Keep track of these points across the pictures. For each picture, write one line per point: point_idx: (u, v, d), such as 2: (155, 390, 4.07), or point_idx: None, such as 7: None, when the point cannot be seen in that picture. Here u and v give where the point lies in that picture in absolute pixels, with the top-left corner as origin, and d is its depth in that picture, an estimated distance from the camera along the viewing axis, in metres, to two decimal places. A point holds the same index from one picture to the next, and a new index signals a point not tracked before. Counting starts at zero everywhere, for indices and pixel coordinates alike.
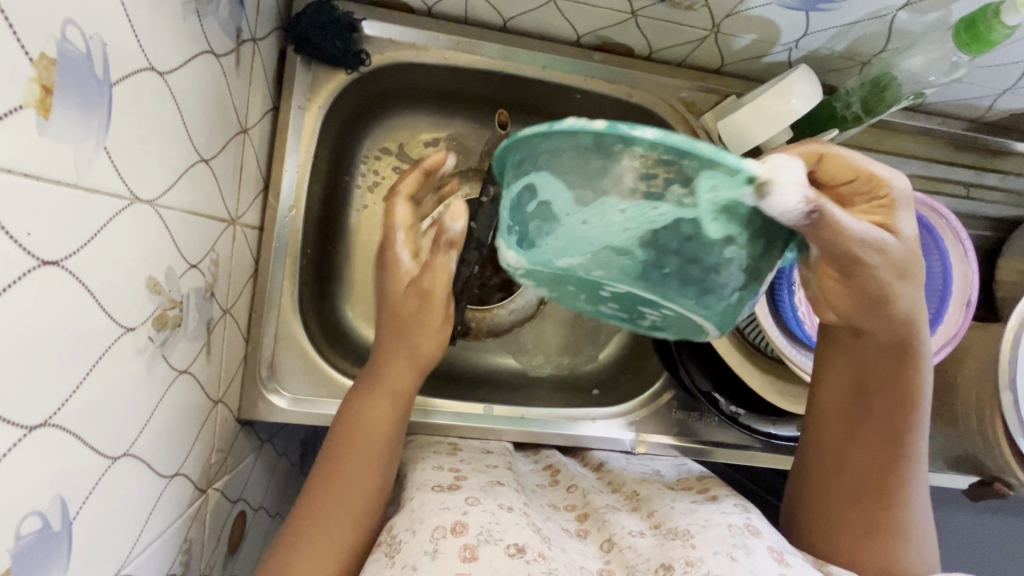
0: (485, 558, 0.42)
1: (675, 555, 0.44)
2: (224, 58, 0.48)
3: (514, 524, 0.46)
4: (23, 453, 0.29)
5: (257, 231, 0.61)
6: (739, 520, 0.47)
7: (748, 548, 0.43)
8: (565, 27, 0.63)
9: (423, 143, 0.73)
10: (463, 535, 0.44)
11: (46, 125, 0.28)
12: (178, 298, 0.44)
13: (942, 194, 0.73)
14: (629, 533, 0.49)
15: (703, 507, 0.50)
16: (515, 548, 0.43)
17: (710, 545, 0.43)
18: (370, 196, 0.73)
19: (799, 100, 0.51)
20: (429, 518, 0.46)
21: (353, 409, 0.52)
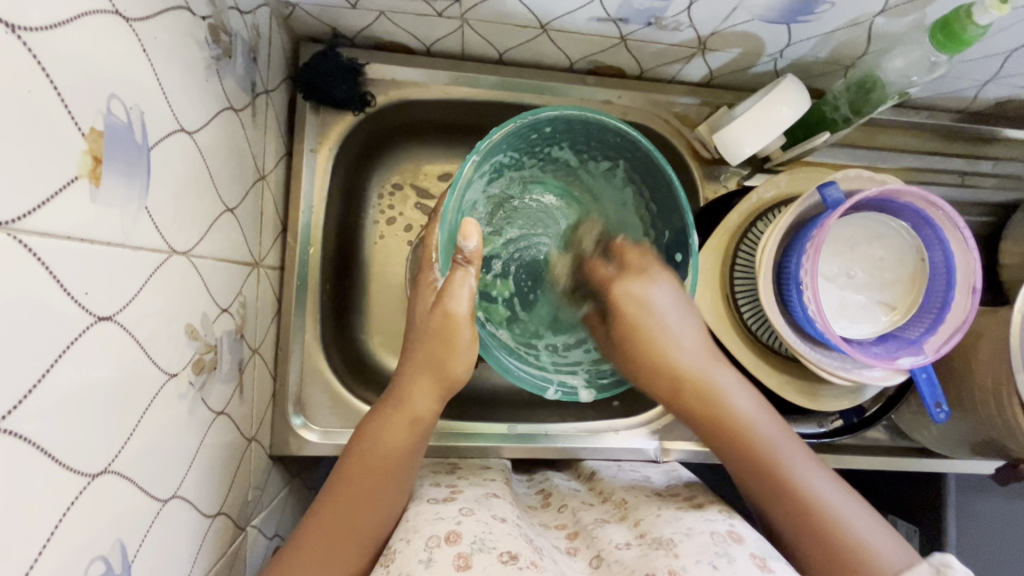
0: (479, 566, 0.44)
1: (658, 564, 0.45)
2: (241, 111, 0.51)
3: (506, 535, 0.48)
4: (86, 502, 0.31)
5: (278, 271, 0.63)
6: (721, 527, 0.48)
7: (729, 556, 0.45)
8: (558, 56, 0.66)
9: (428, 174, 0.76)
10: (457, 544, 0.46)
11: (96, 192, 0.30)
12: (212, 342, 0.46)
13: (938, 184, 0.74)
14: (615, 547, 0.50)
15: (687, 515, 0.51)
16: (508, 556, 0.45)
17: (693, 553, 0.46)
18: (381, 230, 0.75)
19: (787, 108, 0.53)
20: (423, 527, 0.49)
21: (374, 427, 0.52)
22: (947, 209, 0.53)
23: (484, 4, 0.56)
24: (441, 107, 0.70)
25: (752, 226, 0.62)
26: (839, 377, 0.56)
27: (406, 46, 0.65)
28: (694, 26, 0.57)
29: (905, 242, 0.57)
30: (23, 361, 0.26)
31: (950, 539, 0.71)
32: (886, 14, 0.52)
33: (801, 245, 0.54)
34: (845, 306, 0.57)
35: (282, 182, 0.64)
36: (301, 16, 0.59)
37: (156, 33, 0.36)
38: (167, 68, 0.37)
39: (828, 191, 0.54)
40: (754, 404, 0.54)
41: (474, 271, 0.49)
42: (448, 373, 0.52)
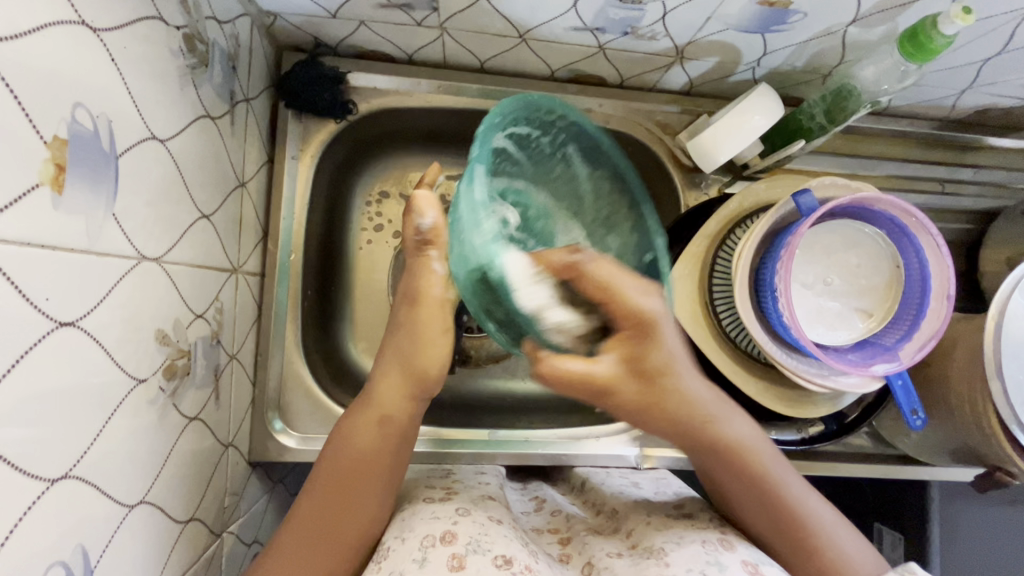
0: (472, 567, 0.44)
1: (650, 573, 0.45)
2: (219, 119, 0.51)
3: (502, 536, 0.48)
4: (44, 507, 0.31)
5: (259, 277, 0.64)
6: (712, 536, 0.49)
7: (720, 564, 0.46)
8: (538, 65, 0.66)
9: (412, 181, 0.77)
10: (452, 544, 0.46)
11: (59, 199, 0.31)
12: (186, 348, 0.46)
13: (919, 192, 0.75)
14: (606, 555, 0.50)
15: (678, 523, 0.52)
16: (503, 559, 0.45)
17: (684, 562, 0.45)
18: (366, 236, 0.76)
19: (760, 116, 0.54)
20: (418, 527, 0.49)
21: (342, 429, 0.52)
22: (921, 216, 0.53)
23: (462, 14, 0.56)
24: (425, 114, 0.71)
25: (730, 233, 0.62)
26: (815, 384, 0.56)
27: (388, 54, 0.66)
28: (670, 36, 0.57)
29: (881, 249, 0.57)
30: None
31: (934, 547, 0.71)
32: (858, 23, 0.53)
33: (776, 252, 0.54)
34: (821, 313, 0.57)
35: (264, 188, 0.64)
36: (283, 26, 0.60)
37: (125, 43, 0.36)
38: (136, 76, 0.38)
39: (803, 198, 0.54)
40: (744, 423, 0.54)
41: (434, 253, 0.51)
42: (419, 366, 0.52)
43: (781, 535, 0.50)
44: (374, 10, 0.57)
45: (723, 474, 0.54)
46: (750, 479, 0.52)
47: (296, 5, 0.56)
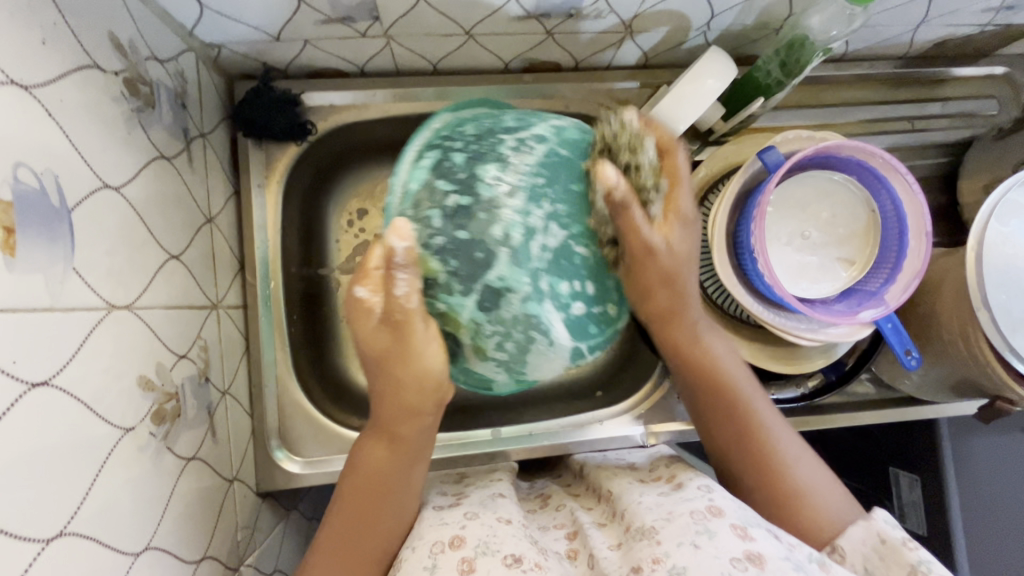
0: (482, 569, 0.44)
1: (642, 556, 0.46)
2: (176, 158, 0.51)
3: (512, 537, 0.48)
4: (44, 565, 0.31)
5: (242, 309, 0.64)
6: (700, 504, 0.49)
7: (710, 531, 0.46)
8: (491, 58, 0.66)
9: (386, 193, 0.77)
10: (461, 548, 0.46)
11: (13, 261, 0.31)
12: (172, 390, 0.46)
13: (889, 132, 0.75)
14: (605, 546, 0.50)
15: (668, 499, 0.52)
16: (512, 558, 0.45)
17: (674, 536, 0.46)
18: None
19: (714, 79, 0.53)
20: (428, 533, 0.49)
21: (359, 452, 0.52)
22: (887, 157, 0.53)
23: (404, 19, 0.56)
24: (386, 124, 0.70)
25: (703, 202, 0.62)
26: (806, 339, 0.56)
27: (339, 69, 0.65)
28: (616, 12, 0.57)
29: (854, 196, 0.57)
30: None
31: (950, 481, 0.71)
32: None
33: (749, 213, 0.54)
34: (803, 268, 0.57)
35: (235, 222, 0.64)
36: (229, 55, 0.60)
37: (61, 96, 0.36)
38: (79, 130, 0.38)
39: (768, 155, 0.53)
40: (728, 352, 0.57)
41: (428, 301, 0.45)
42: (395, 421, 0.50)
43: (759, 475, 0.53)
44: (316, 27, 0.56)
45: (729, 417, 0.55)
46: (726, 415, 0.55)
47: (237, 33, 0.55)
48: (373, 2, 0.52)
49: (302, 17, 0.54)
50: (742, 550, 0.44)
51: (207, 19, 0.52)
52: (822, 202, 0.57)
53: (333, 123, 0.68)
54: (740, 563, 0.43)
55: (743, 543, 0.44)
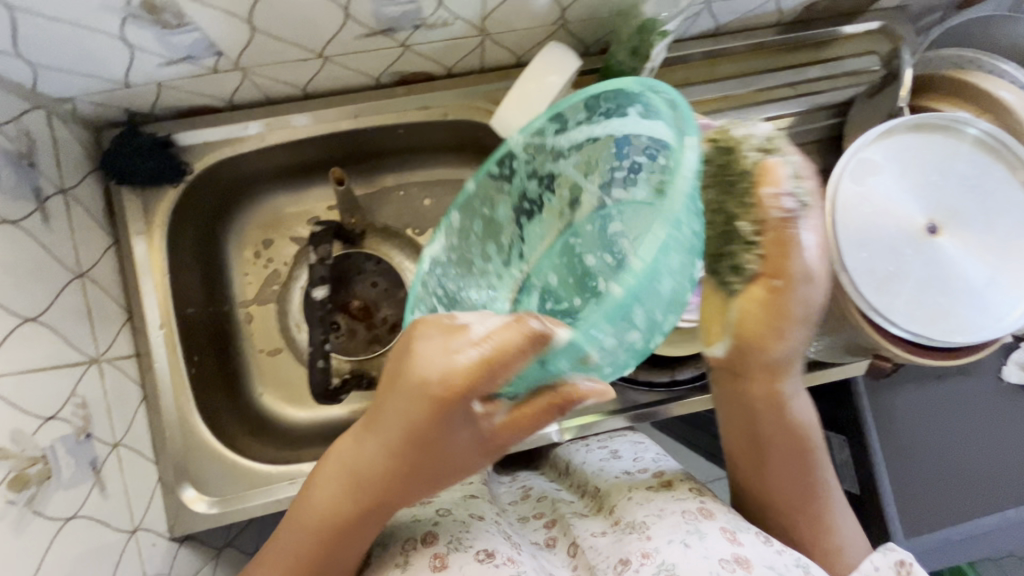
0: (453, 566, 0.46)
1: (631, 548, 0.48)
2: (26, 220, 0.51)
3: (484, 533, 0.51)
4: None
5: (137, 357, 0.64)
6: (692, 506, 0.51)
7: (701, 532, 0.48)
8: (357, 76, 0.65)
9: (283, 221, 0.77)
10: (432, 545, 0.48)
11: None
12: (38, 454, 0.46)
13: (777, 99, 0.74)
14: (591, 534, 0.53)
15: (657, 495, 0.53)
16: (484, 554, 0.48)
17: (664, 535, 0.48)
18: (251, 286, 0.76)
19: (556, 73, 0.55)
20: (399, 534, 0.51)
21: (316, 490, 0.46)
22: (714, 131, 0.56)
23: (250, 51, 0.56)
24: (269, 153, 0.70)
25: None
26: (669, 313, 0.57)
27: (206, 105, 0.65)
28: (461, 15, 0.57)
29: None
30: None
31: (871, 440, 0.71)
32: None
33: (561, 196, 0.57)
34: None
35: (118, 270, 0.64)
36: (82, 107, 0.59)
37: None
38: None
39: None
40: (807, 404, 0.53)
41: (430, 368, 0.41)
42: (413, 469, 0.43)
43: (773, 514, 0.53)
44: (161, 70, 0.56)
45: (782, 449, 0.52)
46: (769, 445, 0.52)
47: (84, 85, 0.55)
48: (206, 40, 0.52)
49: (143, 62, 0.53)
50: (730, 554, 0.46)
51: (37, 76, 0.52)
52: None
53: (211, 159, 0.67)
54: (729, 565, 0.45)
55: (731, 548, 0.46)
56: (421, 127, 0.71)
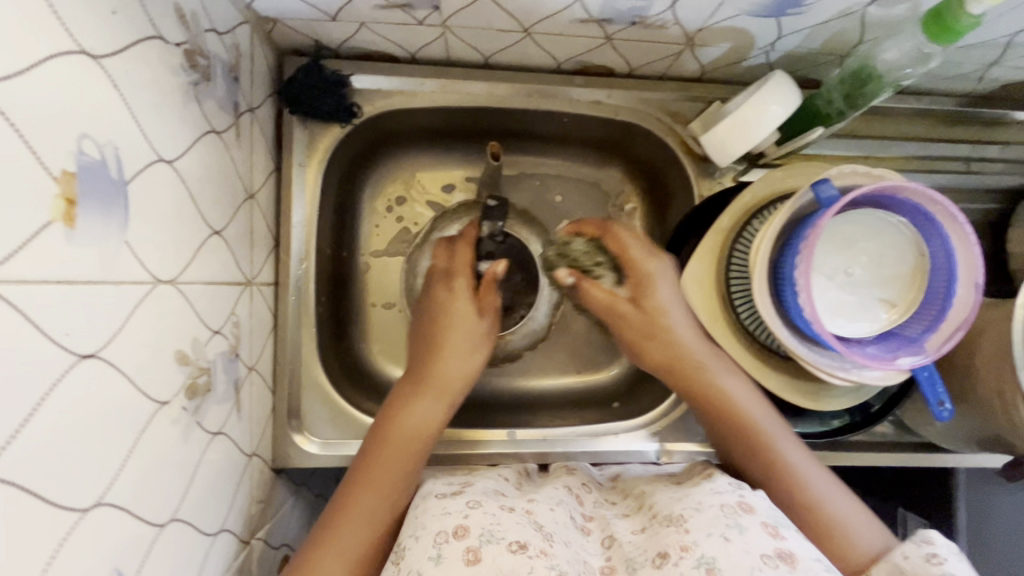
0: (512, 555, 0.44)
1: (670, 542, 0.46)
2: (225, 133, 0.50)
3: (516, 524, 0.47)
4: (81, 533, 0.32)
5: (273, 286, 0.63)
6: (732, 498, 0.49)
7: (741, 526, 0.46)
8: (544, 57, 0.64)
9: (423, 183, 0.78)
10: (465, 538, 0.45)
11: (73, 232, 0.31)
12: (205, 364, 0.46)
13: (940, 172, 0.72)
14: (629, 531, 0.52)
15: (695, 491, 0.52)
16: (662, 557, 0.45)
17: (704, 527, 0.46)
18: (381, 216, 0.77)
19: (777, 106, 0.51)
20: (431, 523, 0.48)
21: (400, 410, 0.57)
22: (947, 206, 0.52)
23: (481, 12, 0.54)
24: (562, 119, 0.72)
25: (746, 226, 0.61)
26: (837, 375, 0.56)
27: (390, 55, 0.64)
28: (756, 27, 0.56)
29: (904, 238, 0.56)
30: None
31: None
32: (877, 3, 0.51)
33: (794, 248, 0.54)
34: (842, 306, 0.57)
35: (274, 199, 0.64)
36: (282, 30, 0.59)
37: (126, 68, 0.36)
38: (142, 100, 0.37)
39: (823, 190, 0.53)
40: (738, 384, 0.60)
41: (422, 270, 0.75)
42: (448, 358, 0.61)
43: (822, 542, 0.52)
44: (372, 11, 0.55)
45: (757, 427, 0.58)
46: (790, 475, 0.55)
47: (296, 12, 0.54)
48: None
49: (360, 3, 0.53)
50: (773, 548, 0.44)
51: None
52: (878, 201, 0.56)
53: (374, 110, 0.66)
54: (771, 561, 0.43)
55: (775, 541, 0.45)
56: (589, 121, 0.72)
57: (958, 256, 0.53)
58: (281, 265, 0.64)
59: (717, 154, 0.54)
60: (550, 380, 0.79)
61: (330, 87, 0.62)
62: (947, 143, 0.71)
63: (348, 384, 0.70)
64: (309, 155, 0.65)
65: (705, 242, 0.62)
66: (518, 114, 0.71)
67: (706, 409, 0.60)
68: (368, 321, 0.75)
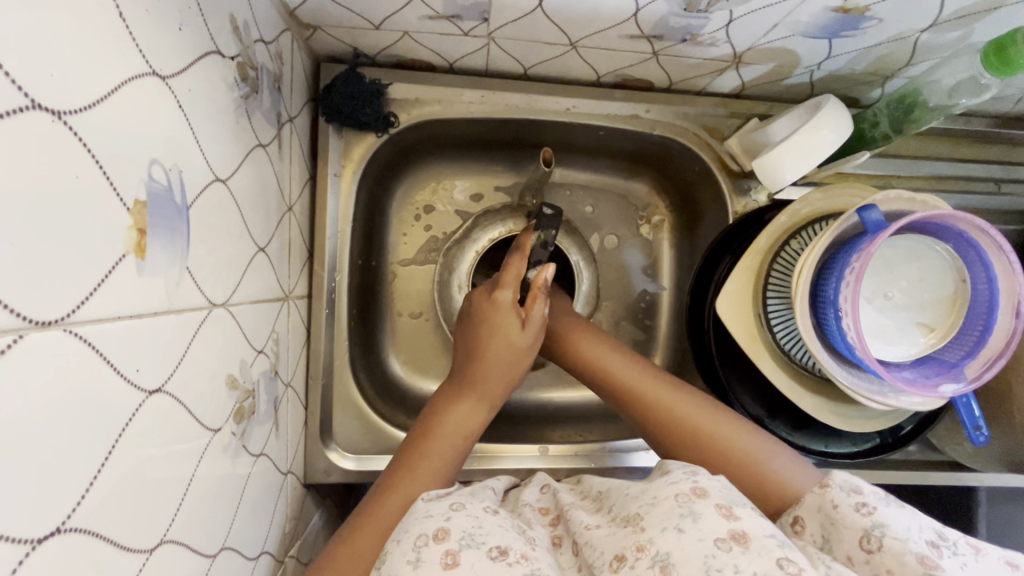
0: (466, 563, 0.40)
1: (627, 543, 0.41)
2: (269, 145, 0.49)
3: (498, 527, 0.44)
4: (148, 574, 0.31)
5: (306, 299, 0.62)
6: (685, 485, 0.44)
7: (694, 514, 0.41)
8: (585, 69, 0.63)
9: (452, 192, 0.77)
10: (445, 541, 0.42)
11: (143, 264, 0.29)
12: (250, 387, 0.45)
13: (973, 193, 0.72)
14: (585, 528, 0.46)
15: (652, 484, 0.46)
16: (617, 559, 0.41)
17: (658, 522, 0.41)
18: (411, 225, 0.76)
19: (832, 131, 0.52)
20: (412, 527, 0.44)
21: (440, 405, 0.60)
22: (996, 235, 0.52)
23: (532, 25, 0.53)
24: (597, 131, 0.71)
25: (784, 246, 0.61)
26: (877, 402, 0.57)
27: (430, 63, 0.63)
28: (807, 50, 0.56)
29: (945, 263, 0.56)
30: (62, 481, 0.24)
31: None
32: (932, 29, 0.50)
33: (839, 268, 0.54)
34: (880, 329, 0.57)
35: (308, 210, 0.62)
36: (321, 37, 0.57)
37: (190, 85, 0.34)
38: (201, 118, 0.36)
39: (869, 214, 0.53)
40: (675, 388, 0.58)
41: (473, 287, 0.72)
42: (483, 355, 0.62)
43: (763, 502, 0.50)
44: (419, 20, 0.53)
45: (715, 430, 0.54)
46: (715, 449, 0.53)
47: (340, 17, 0.53)
48: (488, 6, 0.50)
49: (410, 11, 0.51)
50: (725, 534, 0.40)
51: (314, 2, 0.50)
52: (927, 229, 0.56)
53: (411, 118, 0.65)
54: (725, 544, 0.39)
55: (729, 525, 0.40)
56: (625, 134, 0.71)
57: (1001, 289, 0.54)
58: (315, 277, 0.63)
59: (767, 173, 0.54)
60: (577, 392, 0.78)
61: (368, 97, 0.61)
62: (978, 164, 0.71)
63: (380, 397, 0.69)
64: (344, 165, 0.64)
65: (744, 261, 0.61)
66: (554, 125, 0.70)
67: (618, 394, 0.60)
68: (396, 332, 0.75)
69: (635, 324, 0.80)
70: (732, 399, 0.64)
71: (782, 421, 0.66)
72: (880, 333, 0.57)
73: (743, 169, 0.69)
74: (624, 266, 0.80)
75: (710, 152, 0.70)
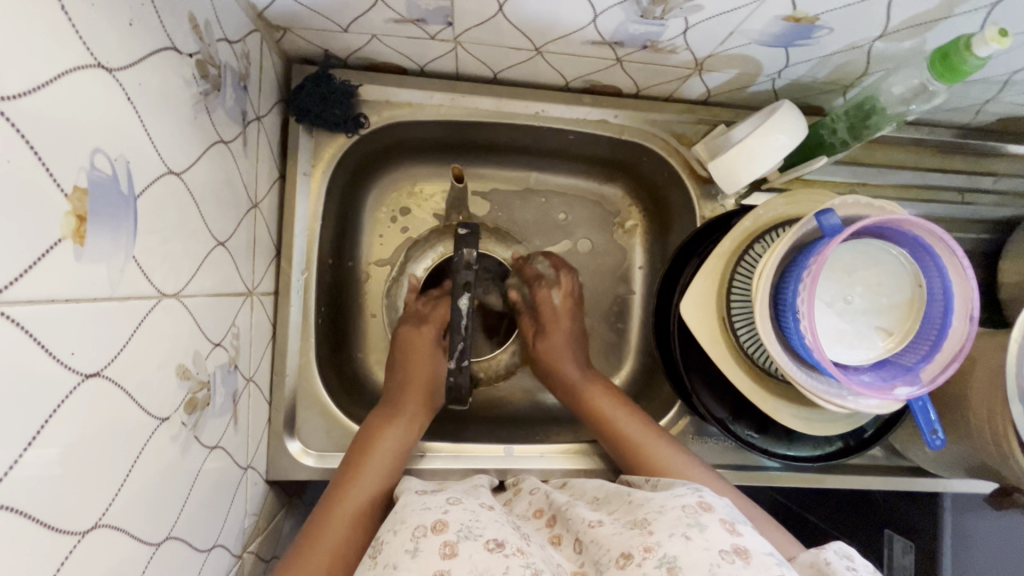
0: (465, 553, 0.41)
1: (633, 542, 0.42)
2: (232, 142, 0.50)
3: (494, 521, 0.45)
4: (79, 557, 0.31)
5: (273, 296, 0.63)
6: (690, 498, 0.45)
7: (700, 524, 0.42)
8: (553, 75, 0.65)
9: (424, 194, 0.77)
10: (442, 533, 0.43)
11: (81, 250, 0.30)
12: (205, 378, 0.46)
13: (937, 201, 0.73)
14: (588, 526, 0.46)
15: (657, 495, 0.47)
16: (622, 557, 0.41)
17: (665, 527, 0.42)
18: (384, 226, 0.77)
19: (785, 134, 0.53)
20: (410, 518, 0.45)
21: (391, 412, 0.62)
22: (948, 239, 0.53)
23: (496, 30, 0.55)
24: (568, 136, 0.72)
25: (746, 251, 0.62)
26: (835, 404, 0.57)
27: (400, 67, 0.64)
28: (766, 58, 0.57)
29: (903, 268, 0.57)
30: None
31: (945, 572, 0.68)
32: (884, 39, 0.52)
33: (796, 272, 0.55)
34: (840, 333, 0.57)
35: (276, 208, 0.63)
36: (291, 38, 0.58)
37: (140, 79, 0.35)
38: (153, 112, 0.37)
39: (825, 218, 0.53)
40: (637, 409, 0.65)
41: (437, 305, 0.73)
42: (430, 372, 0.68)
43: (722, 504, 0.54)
44: (385, 24, 0.55)
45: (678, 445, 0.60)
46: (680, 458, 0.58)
47: (308, 20, 0.54)
48: (450, 11, 0.51)
49: (375, 15, 0.53)
50: (730, 545, 0.40)
51: (279, 4, 0.51)
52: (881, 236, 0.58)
53: (382, 120, 0.67)
54: (728, 556, 0.39)
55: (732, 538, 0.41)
56: (594, 139, 0.72)
57: (955, 291, 0.54)
58: (282, 274, 0.64)
59: (729, 178, 0.56)
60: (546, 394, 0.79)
61: (338, 98, 0.62)
62: (942, 173, 0.72)
63: (347, 396, 0.69)
64: (314, 164, 0.65)
65: (706, 264, 0.62)
66: (524, 129, 0.71)
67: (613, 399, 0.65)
68: (367, 330, 0.75)
69: (606, 327, 0.81)
70: (695, 401, 0.65)
71: (744, 423, 0.66)
72: (842, 339, 0.57)
73: (710, 175, 0.70)
74: (596, 269, 0.81)
75: (677, 158, 0.71)
